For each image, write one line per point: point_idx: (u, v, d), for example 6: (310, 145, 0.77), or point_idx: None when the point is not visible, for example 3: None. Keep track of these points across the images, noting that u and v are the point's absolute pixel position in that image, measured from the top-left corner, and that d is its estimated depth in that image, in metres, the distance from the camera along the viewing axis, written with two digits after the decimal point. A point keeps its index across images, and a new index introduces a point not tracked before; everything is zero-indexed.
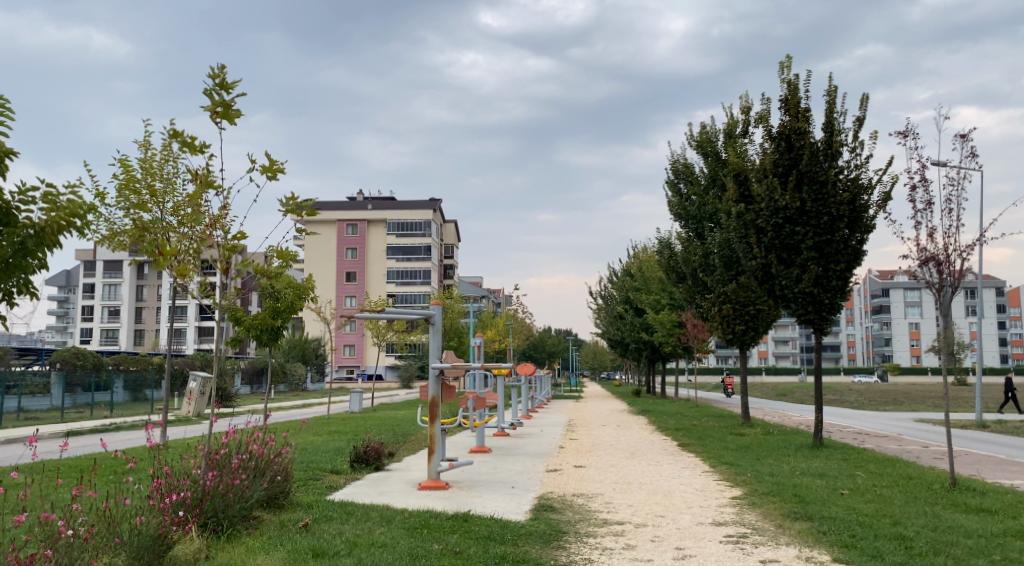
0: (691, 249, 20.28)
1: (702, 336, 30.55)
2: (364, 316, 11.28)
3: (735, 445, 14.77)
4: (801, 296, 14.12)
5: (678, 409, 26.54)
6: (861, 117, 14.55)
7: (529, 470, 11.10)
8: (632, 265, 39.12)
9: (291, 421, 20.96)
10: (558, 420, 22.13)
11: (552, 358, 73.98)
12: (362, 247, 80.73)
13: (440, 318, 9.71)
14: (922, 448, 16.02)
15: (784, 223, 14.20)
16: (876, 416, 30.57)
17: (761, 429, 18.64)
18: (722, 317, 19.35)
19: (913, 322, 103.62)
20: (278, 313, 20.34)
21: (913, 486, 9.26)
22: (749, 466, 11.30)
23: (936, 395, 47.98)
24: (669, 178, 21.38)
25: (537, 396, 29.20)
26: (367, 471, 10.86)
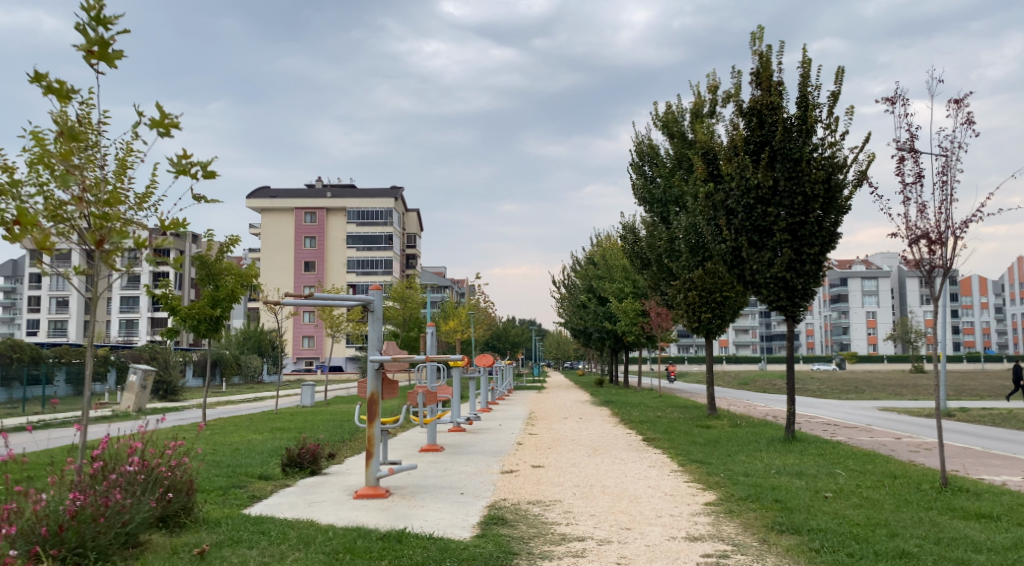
0: (656, 235, 19.34)
1: (667, 325, 29.82)
2: (289, 303, 9.97)
3: (703, 439, 13.92)
4: (773, 281, 13.28)
5: (642, 400, 25.80)
6: (837, 92, 13.74)
7: (482, 472, 10.09)
8: (595, 253, 38.36)
9: (235, 417, 19.72)
10: (519, 413, 21.19)
11: (515, 348, 73.18)
12: (321, 235, 78.84)
13: (381, 305, 8.59)
14: (895, 440, 15.38)
15: (755, 204, 13.25)
16: (840, 405, 30.27)
17: (729, 421, 17.88)
18: (687, 304, 18.64)
19: (870, 311, 105.05)
20: (218, 302, 19.03)
21: (900, 486, 8.45)
22: (721, 464, 10.44)
23: (895, 383, 48.21)
24: (633, 160, 20.33)
25: (498, 387, 28.20)
26: (300, 476, 9.74)
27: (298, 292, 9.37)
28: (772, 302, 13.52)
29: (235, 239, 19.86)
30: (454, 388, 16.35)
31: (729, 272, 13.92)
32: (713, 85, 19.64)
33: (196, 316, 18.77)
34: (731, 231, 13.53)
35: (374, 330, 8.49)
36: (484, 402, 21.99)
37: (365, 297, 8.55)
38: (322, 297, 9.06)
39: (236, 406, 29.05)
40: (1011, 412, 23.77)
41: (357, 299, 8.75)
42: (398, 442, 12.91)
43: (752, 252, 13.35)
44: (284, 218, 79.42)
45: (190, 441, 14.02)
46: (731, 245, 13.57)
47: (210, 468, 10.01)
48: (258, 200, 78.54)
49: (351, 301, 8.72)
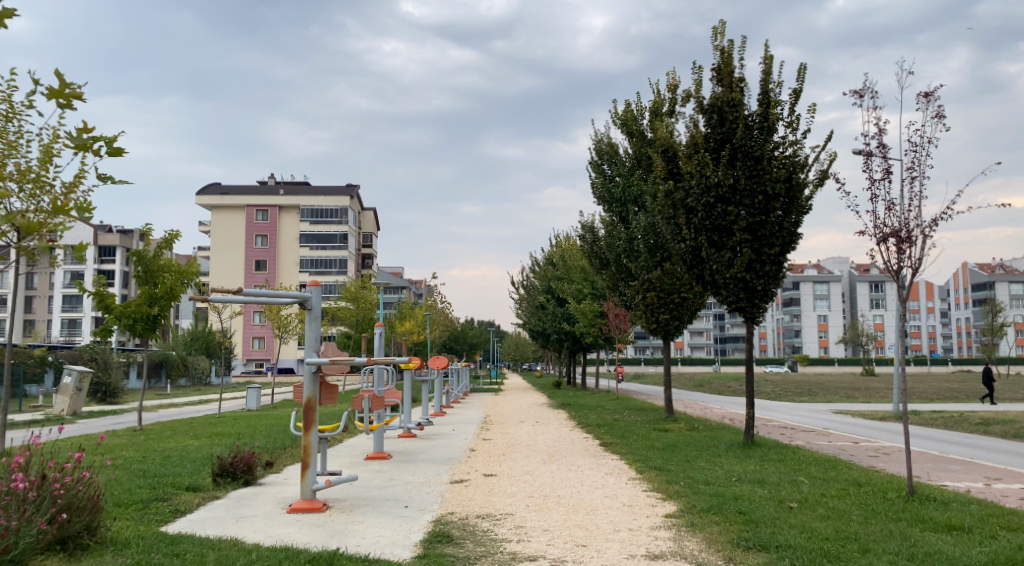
0: (615, 235, 18.95)
1: (625, 327, 29.53)
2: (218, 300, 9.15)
3: (661, 444, 13.54)
4: (732, 282, 12.93)
5: (599, 402, 25.44)
6: (798, 89, 13.47)
7: (430, 481, 9.51)
8: (553, 254, 38.00)
9: (174, 422, 18.78)
10: (473, 417, 20.63)
11: (472, 350, 72.52)
12: (274, 234, 77.18)
13: (319, 303, 7.95)
14: (853, 444, 15.19)
15: (715, 202, 12.87)
16: (795, 408, 30.32)
17: (687, 424, 17.56)
18: (646, 305, 18.30)
19: (821, 314, 106.95)
20: (155, 301, 18.16)
21: (866, 495, 8.11)
22: (680, 470, 10.02)
23: (847, 386, 48.89)
24: (592, 159, 19.91)
25: (453, 390, 27.57)
26: (232, 487, 9.04)
27: (228, 287, 8.66)
28: (731, 303, 13.19)
29: (177, 235, 18.97)
30: (404, 391, 15.73)
31: (689, 272, 13.56)
32: (674, 83, 19.31)
33: (132, 315, 17.83)
34: (690, 231, 13.16)
35: (312, 329, 7.88)
36: (437, 405, 21.37)
37: (299, 294, 7.88)
38: (253, 292, 8.39)
39: (179, 409, 27.93)
40: (963, 415, 23.97)
41: (290, 295, 8.08)
42: (343, 450, 12.25)
43: (712, 252, 13.00)
44: (236, 216, 77.55)
45: (120, 448, 13.16)
46: (690, 245, 13.20)
47: (134, 479, 9.26)
48: (209, 197, 76.52)
49: (285, 297, 8.06)
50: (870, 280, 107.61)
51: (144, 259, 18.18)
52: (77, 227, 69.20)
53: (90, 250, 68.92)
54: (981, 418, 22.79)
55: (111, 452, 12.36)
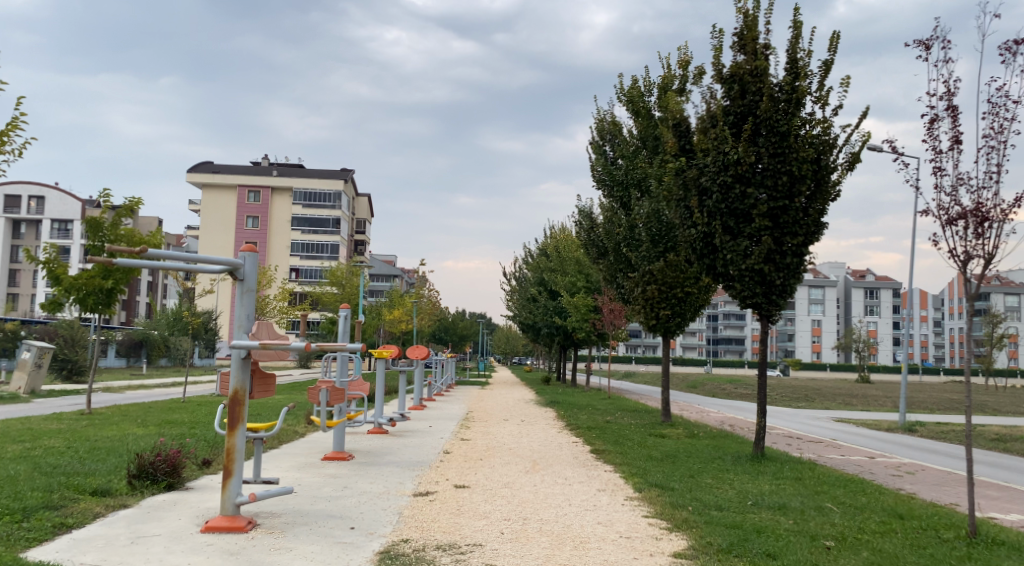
0: (615, 221, 17.36)
1: (620, 322, 28.03)
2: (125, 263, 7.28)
3: (659, 453, 12.09)
4: (747, 274, 11.44)
5: (590, 401, 24.00)
6: (829, 61, 11.98)
7: (390, 492, 8.00)
8: (547, 245, 36.53)
9: (129, 408, 17.31)
10: (454, 412, 19.14)
11: (461, 341, 71.01)
12: (264, 215, 75.47)
13: (254, 272, 6.42)
14: (869, 459, 13.74)
15: (733, 183, 11.34)
16: (795, 415, 28.86)
17: (685, 430, 16.09)
18: (645, 300, 16.78)
19: (815, 319, 105.94)
20: (107, 273, 16.44)
21: (917, 534, 6.65)
22: (687, 489, 8.54)
23: (843, 393, 47.60)
24: (593, 138, 18.28)
25: (437, 382, 26.05)
26: (150, 492, 7.52)
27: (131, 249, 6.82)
28: (747, 299, 11.65)
29: (139, 202, 17.36)
30: (378, 382, 14.19)
31: (699, 262, 12.01)
32: (686, 60, 17.79)
33: (83, 288, 16.24)
34: (703, 214, 11.61)
35: (246, 305, 6.36)
36: (416, 399, 19.84)
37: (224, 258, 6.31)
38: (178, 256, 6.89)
39: (146, 391, 26.41)
40: (976, 429, 22.58)
41: (215, 262, 6.54)
42: (297, 450, 10.70)
43: (726, 240, 11.46)
44: (226, 195, 75.77)
45: (49, 435, 11.62)
46: (703, 231, 11.66)
47: (34, 478, 7.73)
48: (200, 175, 74.74)
49: (214, 265, 6.53)
50: (865, 287, 106.52)
51: (101, 227, 16.57)
52: (63, 200, 67.40)
53: (75, 224, 67.10)
54: (995, 433, 21.35)
55: (35, 441, 10.88)
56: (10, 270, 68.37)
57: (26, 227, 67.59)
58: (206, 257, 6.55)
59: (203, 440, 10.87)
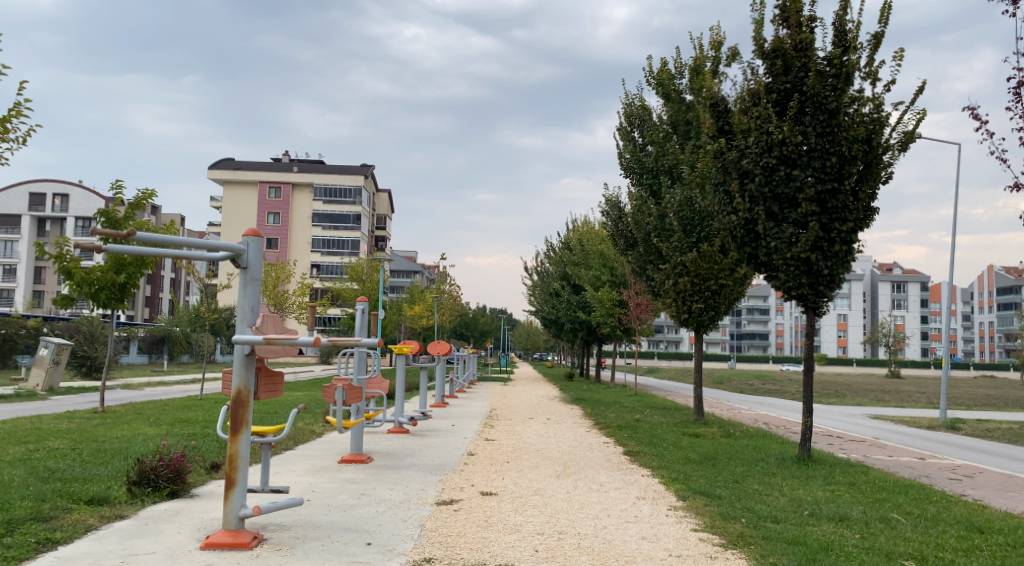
0: (644, 211, 16.54)
1: (646, 317, 27.23)
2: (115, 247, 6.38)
3: (698, 454, 11.34)
4: (793, 263, 10.67)
5: (617, 398, 23.25)
6: (880, 34, 11.10)
7: (411, 500, 7.35)
8: (571, 238, 35.75)
9: (145, 406, 16.86)
10: (478, 410, 18.51)
11: (483, 337, 70.42)
12: (285, 211, 75.31)
13: (259, 260, 5.74)
14: (920, 461, 12.88)
15: (778, 165, 10.54)
16: (829, 412, 27.85)
17: (720, 429, 15.31)
18: (677, 292, 15.98)
19: (840, 314, 104.09)
20: (121, 268, 15.98)
21: (1007, 554, 5.87)
22: (736, 498, 7.80)
23: (875, 388, 46.30)
24: (620, 125, 17.47)
25: (459, 379, 25.42)
26: (151, 500, 6.93)
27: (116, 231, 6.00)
28: (791, 290, 10.86)
29: (153, 194, 16.83)
30: (398, 379, 13.53)
31: (739, 251, 11.24)
32: (718, 41, 16.95)
33: (97, 283, 15.78)
34: (745, 199, 10.82)
35: (250, 296, 5.70)
36: (438, 396, 19.21)
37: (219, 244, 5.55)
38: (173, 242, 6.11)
39: (165, 388, 26.07)
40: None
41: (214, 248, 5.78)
42: (311, 453, 10.08)
43: (770, 226, 10.68)
44: (247, 192, 75.66)
45: (56, 436, 11.13)
46: (744, 217, 10.87)
47: (28, 485, 7.16)
48: (221, 171, 74.76)
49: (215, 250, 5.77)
50: (893, 280, 104.40)
51: (113, 219, 16.06)
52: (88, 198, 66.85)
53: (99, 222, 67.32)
54: None
55: (41, 442, 10.38)
56: (37, 267, 68.99)
57: (51, 225, 67.91)
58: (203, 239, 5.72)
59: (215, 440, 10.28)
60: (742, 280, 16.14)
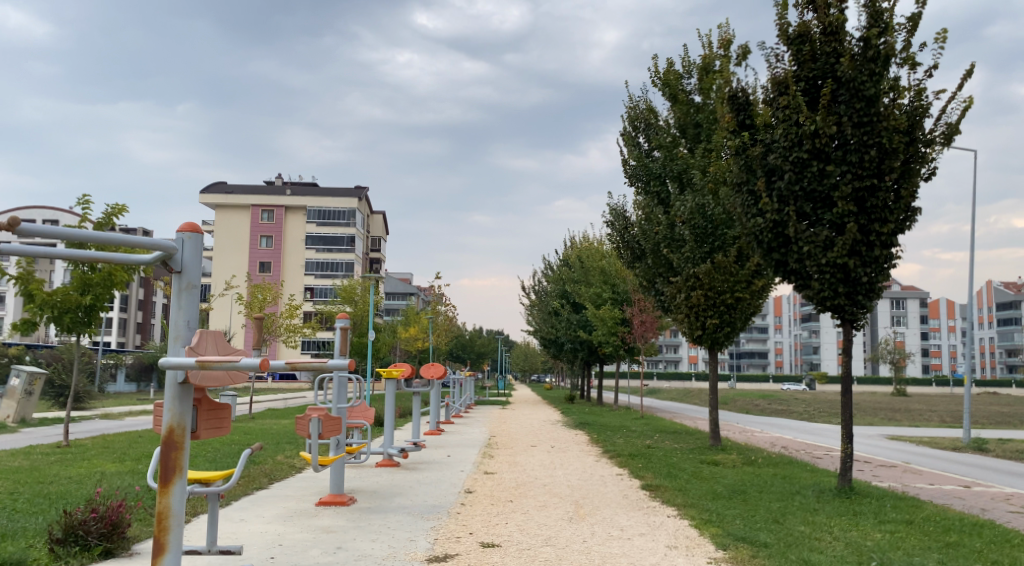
0: (652, 220, 15.37)
1: (651, 336, 26.00)
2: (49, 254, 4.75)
3: (724, 488, 10.10)
4: (827, 270, 9.49)
5: (623, 422, 21.91)
6: (918, 16, 9.99)
7: (396, 556, 6.08)
8: (570, 255, 34.62)
9: (115, 439, 15.52)
10: (477, 437, 17.22)
11: (480, 359, 68.97)
12: (279, 234, 74.13)
13: (196, 265, 4.52)
14: (966, 489, 11.59)
15: (810, 160, 9.40)
16: (844, 433, 26.51)
17: (740, 456, 14.03)
18: (689, 307, 14.81)
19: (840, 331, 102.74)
20: (87, 289, 14.78)
21: None
22: (787, 547, 6.53)
23: (884, 407, 44.88)
24: (625, 129, 16.33)
25: (455, 403, 24.09)
26: (79, 561, 5.66)
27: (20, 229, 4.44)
28: (826, 300, 9.66)
29: (125, 208, 15.68)
30: (387, 406, 12.23)
31: (766, 257, 10.06)
32: (728, 38, 15.90)
33: (60, 305, 14.54)
34: (773, 200, 9.67)
35: (184, 307, 4.48)
36: (432, 422, 17.88)
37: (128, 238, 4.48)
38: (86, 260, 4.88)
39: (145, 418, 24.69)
40: None
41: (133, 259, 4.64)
42: (285, 494, 8.82)
43: (801, 229, 9.52)
44: (240, 215, 74.49)
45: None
46: (771, 219, 9.71)
47: None
48: (213, 195, 73.69)
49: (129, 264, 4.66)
50: (892, 296, 103.21)
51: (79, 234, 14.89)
52: None
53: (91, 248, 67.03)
54: None
55: None
56: None
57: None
58: (115, 238, 4.56)
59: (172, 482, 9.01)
60: (760, 293, 14.93)
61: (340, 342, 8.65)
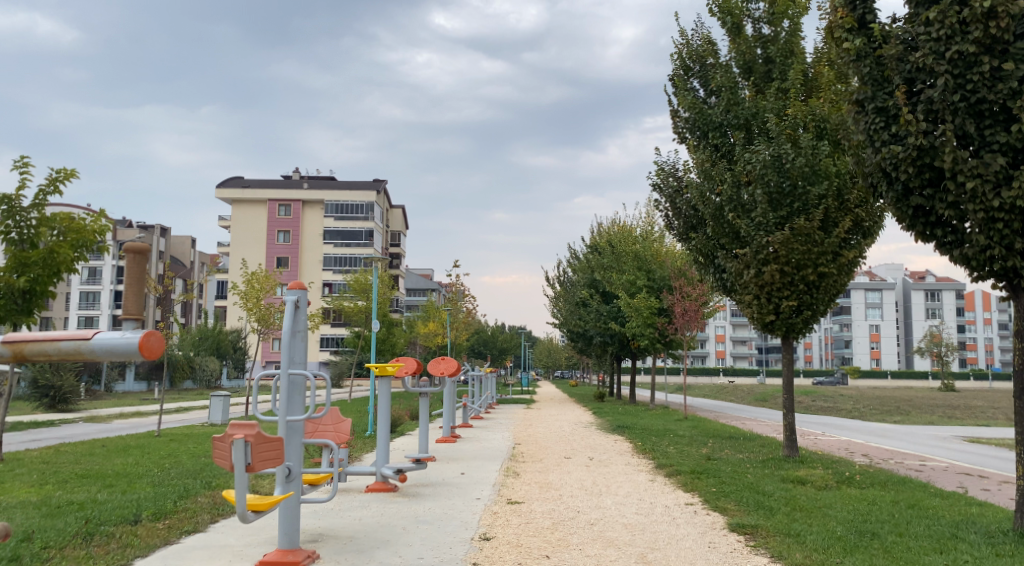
0: (713, 178, 12.43)
1: (695, 327, 22.96)
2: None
3: (842, 526, 7.25)
4: (1002, 218, 6.51)
5: (668, 425, 19.00)
6: None
7: None
8: (598, 241, 31.75)
9: (70, 452, 12.97)
10: (501, 444, 14.46)
11: (501, 356, 66.18)
12: (295, 229, 71.86)
13: None
14: None
15: (982, 54, 6.41)
16: (915, 435, 23.31)
17: (831, 473, 11.10)
18: (760, 286, 11.92)
19: (873, 324, 98.17)
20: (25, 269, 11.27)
21: None
22: None
23: (939, 404, 41.33)
24: (675, 71, 13.35)
25: (474, 403, 21.33)
26: None
27: None
28: (993, 263, 6.72)
29: (74, 173, 13.01)
30: (380, 411, 9.41)
31: (902, 205, 7.13)
32: None
33: None
34: (917, 118, 6.72)
35: None
36: (447, 428, 15.12)
37: None
38: None
39: (133, 421, 22.39)
40: None
41: None
42: (218, 547, 6.10)
43: (961, 157, 6.55)
44: (256, 210, 72.32)
45: None
46: (915, 145, 6.76)
47: None
48: (229, 189, 71.78)
49: None
50: (927, 288, 99.15)
51: (12, 207, 11.33)
52: None
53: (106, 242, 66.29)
54: None
55: None
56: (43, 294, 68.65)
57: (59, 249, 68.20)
58: None
59: (52, 538, 6.28)
60: (848, 269, 11.99)
61: (293, 326, 5.85)
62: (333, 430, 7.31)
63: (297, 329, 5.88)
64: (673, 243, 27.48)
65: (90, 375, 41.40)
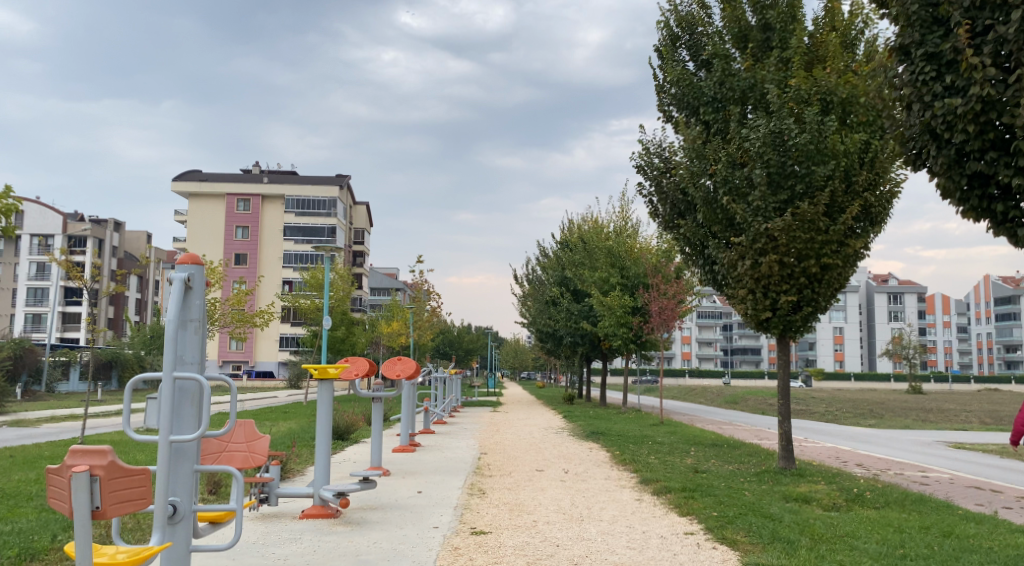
0: (704, 158, 11.13)
1: (671, 327, 21.69)
2: None
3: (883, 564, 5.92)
4: None
5: (646, 432, 17.70)
6: None
7: None
8: (569, 238, 30.42)
9: None
10: (464, 454, 12.97)
11: (467, 357, 64.61)
12: (255, 225, 69.42)
13: None
14: None
15: None
16: (897, 440, 22.41)
17: (836, 490, 9.83)
18: (756, 278, 10.65)
19: (837, 326, 99.07)
20: None
21: None
22: None
23: (910, 407, 40.83)
24: (663, 40, 12.03)
25: (435, 407, 19.83)
26: None
27: None
28: None
29: None
30: (320, 421, 7.93)
31: (956, 174, 5.85)
32: None
33: None
34: (982, 63, 5.45)
35: None
36: (405, 436, 13.59)
37: None
38: None
39: (60, 426, 20.39)
40: None
41: None
42: None
43: None
44: (215, 204, 69.82)
45: None
46: (978, 96, 5.48)
47: None
48: (186, 182, 69.17)
49: None
50: (890, 291, 99.93)
51: None
52: (45, 215, 64.40)
53: (56, 235, 63.24)
54: None
55: None
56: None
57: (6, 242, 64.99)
58: None
59: None
60: (854, 260, 10.76)
61: (185, 314, 4.36)
62: (246, 450, 5.99)
63: (187, 319, 4.37)
64: (647, 239, 26.23)
65: (31, 375, 38.79)
